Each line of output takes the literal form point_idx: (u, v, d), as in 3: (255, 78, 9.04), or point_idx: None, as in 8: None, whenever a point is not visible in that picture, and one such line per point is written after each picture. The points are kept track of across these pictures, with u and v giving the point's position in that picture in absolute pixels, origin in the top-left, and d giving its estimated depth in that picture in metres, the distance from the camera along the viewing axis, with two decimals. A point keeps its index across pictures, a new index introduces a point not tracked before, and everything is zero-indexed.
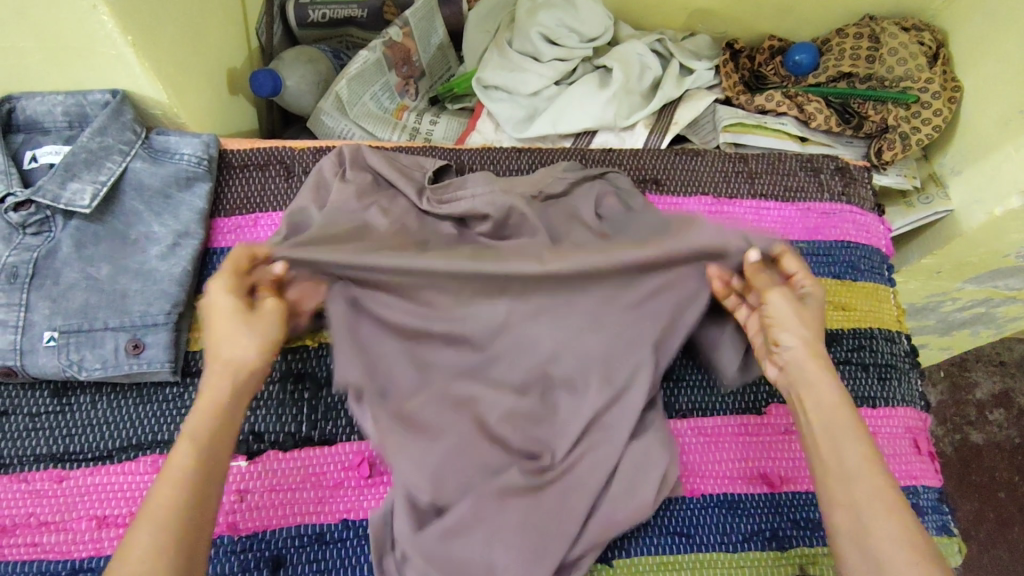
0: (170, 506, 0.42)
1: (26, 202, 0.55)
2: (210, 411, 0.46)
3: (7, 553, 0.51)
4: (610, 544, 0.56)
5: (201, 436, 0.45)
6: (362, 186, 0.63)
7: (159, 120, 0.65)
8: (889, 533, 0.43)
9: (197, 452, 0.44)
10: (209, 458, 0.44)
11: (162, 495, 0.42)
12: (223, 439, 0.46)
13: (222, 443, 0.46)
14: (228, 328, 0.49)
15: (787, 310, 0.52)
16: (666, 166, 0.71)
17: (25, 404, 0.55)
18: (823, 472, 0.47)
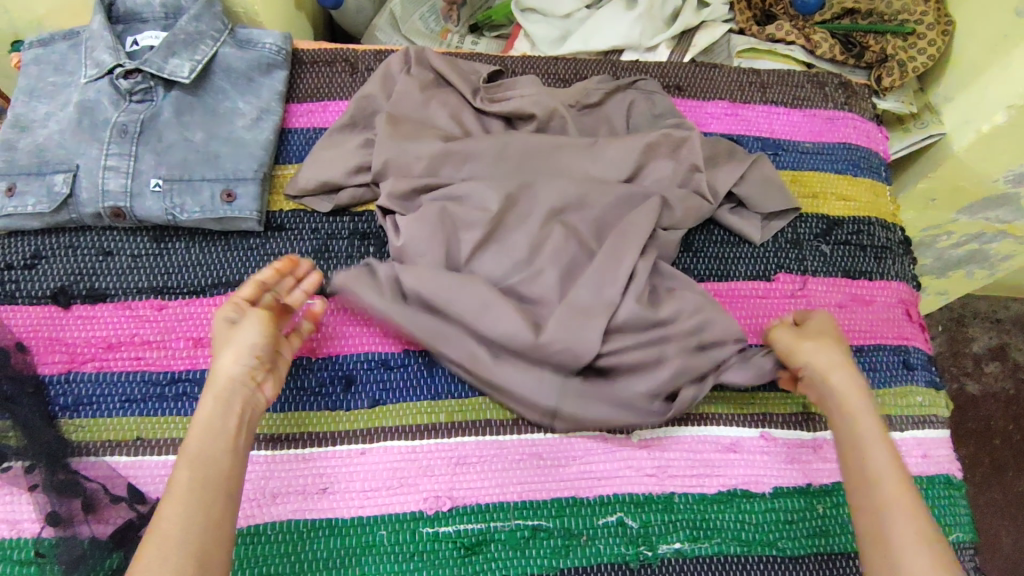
0: (177, 523, 0.44)
1: (133, 71, 0.64)
2: (201, 431, 0.49)
3: (114, 364, 0.59)
4: None
5: (199, 457, 0.48)
6: (424, 81, 0.71)
7: (242, 19, 0.75)
8: (907, 534, 0.47)
9: (194, 472, 0.47)
10: (206, 478, 0.47)
11: (168, 515, 0.45)
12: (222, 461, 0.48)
13: (214, 467, 0.48)
14: (235, 360, 0.52)
15: (816, 331, 0.58)
16: (687, 74, 0.79)
17: (127, 247, 0.63)
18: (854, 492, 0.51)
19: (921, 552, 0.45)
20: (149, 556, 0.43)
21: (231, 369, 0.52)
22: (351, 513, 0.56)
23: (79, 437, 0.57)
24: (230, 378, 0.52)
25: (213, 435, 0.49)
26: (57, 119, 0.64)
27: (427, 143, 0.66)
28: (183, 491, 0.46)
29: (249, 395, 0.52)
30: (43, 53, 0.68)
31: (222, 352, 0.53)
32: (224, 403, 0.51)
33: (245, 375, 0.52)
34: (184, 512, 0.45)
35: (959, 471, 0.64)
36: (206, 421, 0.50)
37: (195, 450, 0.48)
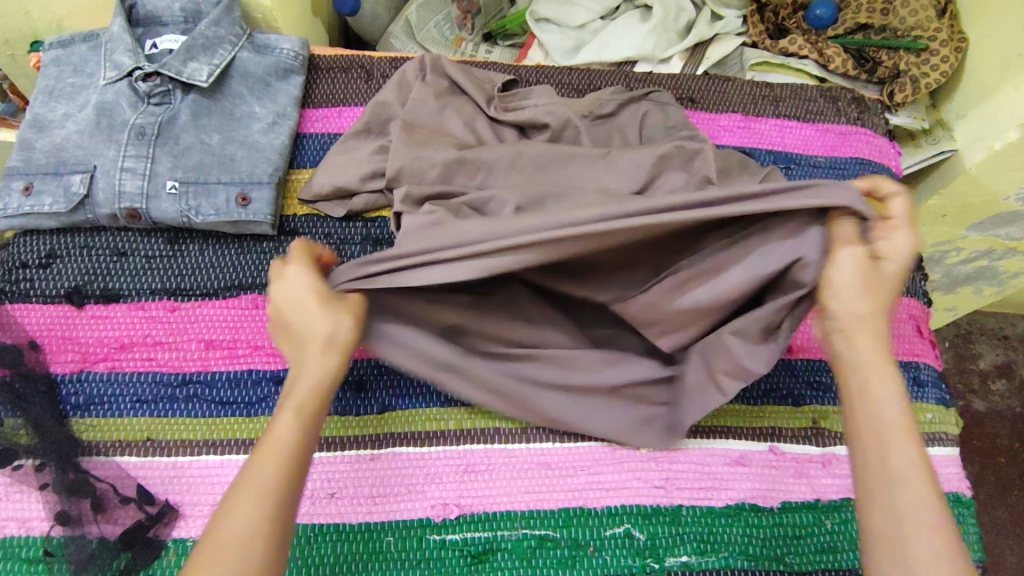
0: (268, 479, 0.44)
1: (153, 74, 0.65)
2: (313, 386, 0.48)
3: (126, 365, 0.59)
4: None
5: (298, 411, 0.47)
6: (439, 90, 0.72)
7: (261, 25, 0.76)
8: (925, 529, 0.43)
9: (295, 427, 0.47)
10: (304, 436, 0.47)
11: (259, 467, 0.45)
12: (316, 418, 0.48)
13: (312, 425, 0.48)
14: (301, 308, 0.50)
15: (885, 277, 0.49)
16: (701, 87, 0.80)
17: (142, 248, 0.64)
18: (863, 466, 0.47)
19: (936, 547, 0.42)
20: (243, 507, 0.43)
21: (303, 319, 0.50)
22: (359, 519, 0.56)
23: (89, 436, 0.57)
24: (342, 341, 0.50)
25: (314, 386, 0.48)
26: (76, 119, 0.64)
27: (441, 150, 0.66)
28: (280, 444, 0.46)
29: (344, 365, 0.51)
30: (63, 54, 0.68)
31: (318, 306, 0.50)
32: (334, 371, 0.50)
33: (336, 343, 0.49)
34: (274, 466, 0.45)
35: (969, 489, 0.64)
36: (309, 371, 0.49)
37: (297, 401, 0.48)
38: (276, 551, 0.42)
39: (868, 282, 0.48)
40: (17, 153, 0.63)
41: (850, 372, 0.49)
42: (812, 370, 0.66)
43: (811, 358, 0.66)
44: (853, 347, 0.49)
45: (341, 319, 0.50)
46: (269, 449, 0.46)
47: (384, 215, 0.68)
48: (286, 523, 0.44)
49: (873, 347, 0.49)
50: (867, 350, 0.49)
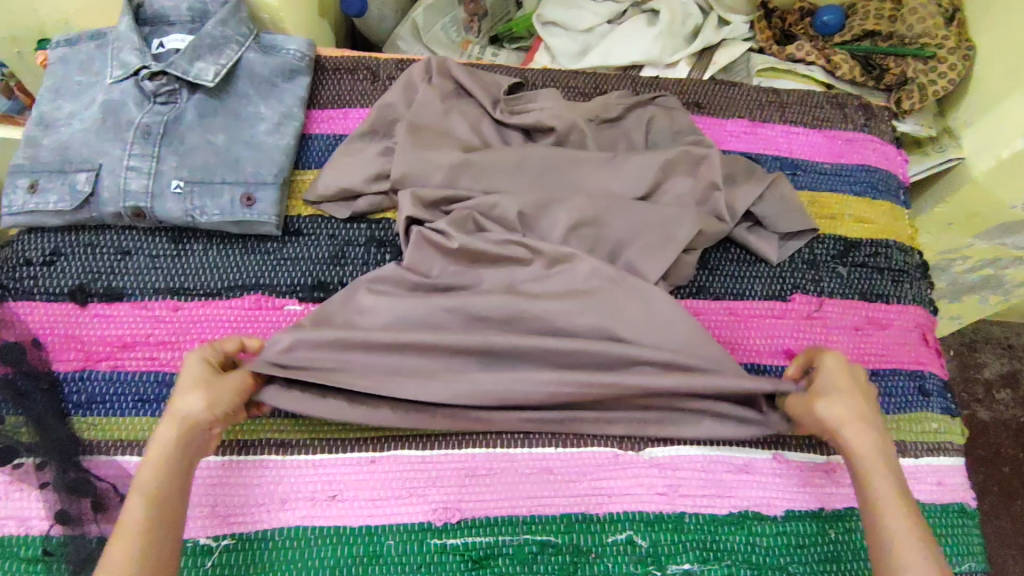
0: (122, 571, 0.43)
1: (160, 73, 0.65)
2: (163, 469, 0.48)
3: (128, 364, 0.59)
4: None
5: (151, 493, 0.47)
6: (445, 92, 0.71)
7: (268, 25, 0.76)
8: None
9: (148, 510, 0.46)
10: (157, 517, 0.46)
11: (114, 558, 0.43)
12: (174, 500, 0.48)
13: (170, 505, 0.47)
14: (187, 387, 0.51)
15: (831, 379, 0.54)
16: (708, 92, 0.80)
17: (146, 247, 0.64)
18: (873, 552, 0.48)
19: None
20: None
21: (180, 396, 0.50)
22: (358, 522, 0.56)
23: (91, 435, 0.57)
24: (199, 422, 0.50)
25: (167, 465, 0.48)
26: (82, 118, 0.64)
27: (447, 152, 0.66)
28: (133, 529, 0.45)
29: (198, 441, 0.51)
30: (70, 52, 0.68)
31: (198, 387, 0.51)
32: (179, 444, 0.49)
33: (206, 424, 0.50)
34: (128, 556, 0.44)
35: (973, 500, 0.63)
36: (159, 450, 0.48)
37: (148, 484, 0.47)
38: None
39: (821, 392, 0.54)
40: (22, 150, 0.63)
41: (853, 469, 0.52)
42: None
43: None
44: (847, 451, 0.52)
45: (193, 396, 0.50)
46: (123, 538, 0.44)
47: (390, 217, 0.68)
48: None
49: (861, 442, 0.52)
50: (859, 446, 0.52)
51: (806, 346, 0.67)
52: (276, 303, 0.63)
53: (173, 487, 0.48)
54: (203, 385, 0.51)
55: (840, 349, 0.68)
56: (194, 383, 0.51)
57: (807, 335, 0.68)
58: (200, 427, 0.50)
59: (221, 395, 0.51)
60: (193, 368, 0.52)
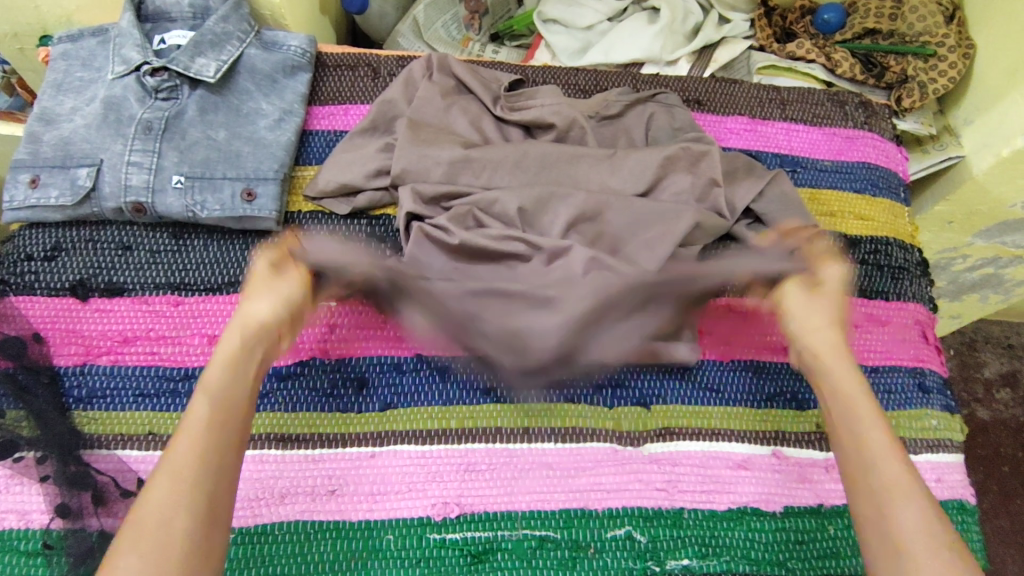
0: (188, 458, 0.44)
1: (161, 69, 0.65)
2: (227, 369, 0.49)
3: (129, 358, 0.59)
4: (649, 393, 0.63)
5: (217, 387, 0.48)
6: (446, 88, 0.71)
7: (269, 21, 0.76)
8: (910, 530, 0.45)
9: (211, 402, 0.47)
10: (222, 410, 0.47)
11: (179, 446, 0.44)
12: (239, 393, 0.49)
13: (236, 399, 0.48)
14: (259, 288, 0.54)
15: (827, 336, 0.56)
16: (708, 89, 0.80)
17: (146, 242, 0.64)
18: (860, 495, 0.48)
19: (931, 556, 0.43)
20: (159, 492, 0.42)
21: (251, 298, 0.54)
22: (357, 516, 0.56)
23: (92, 430, 0.57)
24: (264, 322, 0.52)
25: (234, 357, 0.50)
26: (83, 113, 0.65)
27: (448, 148, 0.66)
28: (200, 422, 0.46)
29: (267, 342, 0.52)
30: (71, 48, 0.68)
31: (269, 284, 0.54)
32: (248, 341, 0.51)
33: (273, 326, 0.53)
34: (194, 444, 0.44)
35: (972, 496, 0.63)
36: (223, 349, 0.51)
37: (212, 372, 0.49)
38: (188, 538, 0.41)
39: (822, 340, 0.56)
40: (24, 146, 0.63)
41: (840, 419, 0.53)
42: None
43: None
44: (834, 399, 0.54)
45: (263, 299, 0.53)
46: (190, 430, 0.45)
47: (389, 214, 0.68)
48: (213, 505, 0.43)
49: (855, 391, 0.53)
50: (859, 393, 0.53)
51: None
52: None
53: (241, 397, 0.48)
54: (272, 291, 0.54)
55: None
56: (263, 274, 0.55)
57: None
58: (267, 331, 0.52)
59: (288, 290, 0.54)
60: (265, 268, 0.55)
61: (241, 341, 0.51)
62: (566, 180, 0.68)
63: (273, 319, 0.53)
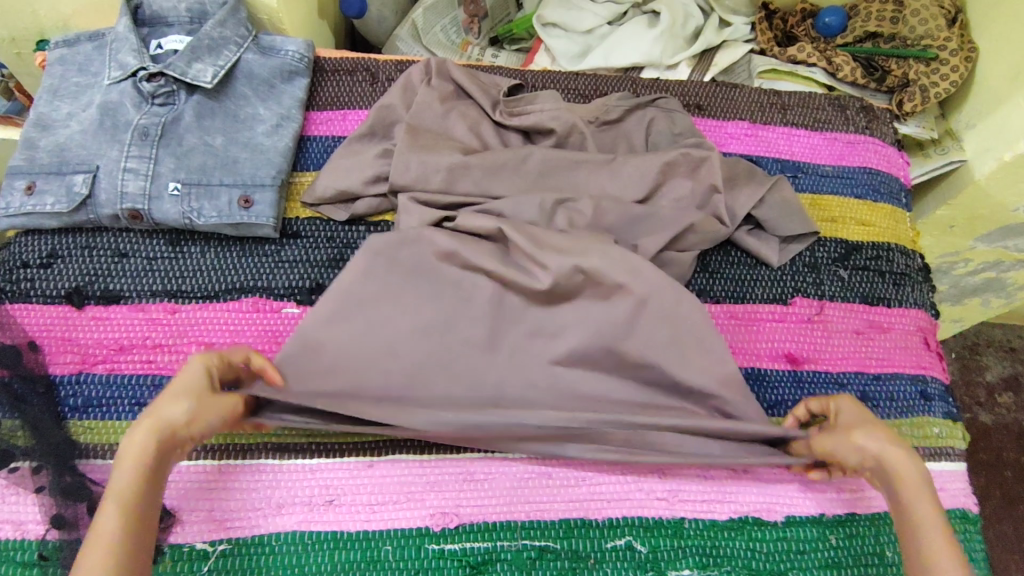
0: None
1: (157, 75, 0.65)
2: (142, 475, 0.48)
3: (125, 367, 0.59)
4: None
5: (129, 499, 0.47)
6: (444, 93, 0.71)
7: (267, 26, 0.75)
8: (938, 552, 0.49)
9: (123, 517, 0.46)
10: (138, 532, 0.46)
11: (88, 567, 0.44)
12: (151, 497, 0.48)
13: (148, 502, 0.48)
14: (178, 392, 0.51)
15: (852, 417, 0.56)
16: (708, 94, 0.79)
17: (143, 249, 0.63)
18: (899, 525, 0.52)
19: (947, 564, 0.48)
20: None
21: (170, 400, 0.51)
22: (355, 526, 0.56)
23: (87, 439, 0.56)
24: (187, 432, 0.51)
25: (152, 466, 0.49)
26: (80, 119, 0.64)
27: (446, 154, 0.66)
28: (111, 535, 0.45)
29: (179, 446, 0.51)
30: (68, 53, 0.68)
31: (194, 400, 0.51)
32: (162, 449, 0.50)
33: (190, 431, 0.51)
34: (102, 560, 0.44)
35: (975, 505, 0.63)
36: (138, 459, 0.48)
37: (127, 483, 0.47)
38: None
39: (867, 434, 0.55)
40: (20, 152, 0.63)
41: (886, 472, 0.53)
42: (817, 382, 0.66)
43: (816, 369, 0.66)
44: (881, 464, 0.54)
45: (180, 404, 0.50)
46: (98, 543, 0.45)
47: (387, 219, 0.67)
48: None
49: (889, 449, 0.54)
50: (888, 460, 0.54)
51: (807, 350, 0.67)
52: (273, 306, 0.62)
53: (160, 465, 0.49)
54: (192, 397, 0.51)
55: (841, 353, 0.67)
56: (192, 387, 0.51)
57: (808, 339, 0.67)
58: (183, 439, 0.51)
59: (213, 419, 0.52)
60: (201, 382, 0.52)
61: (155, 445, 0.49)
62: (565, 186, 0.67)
63: (188, 427, 0.51)
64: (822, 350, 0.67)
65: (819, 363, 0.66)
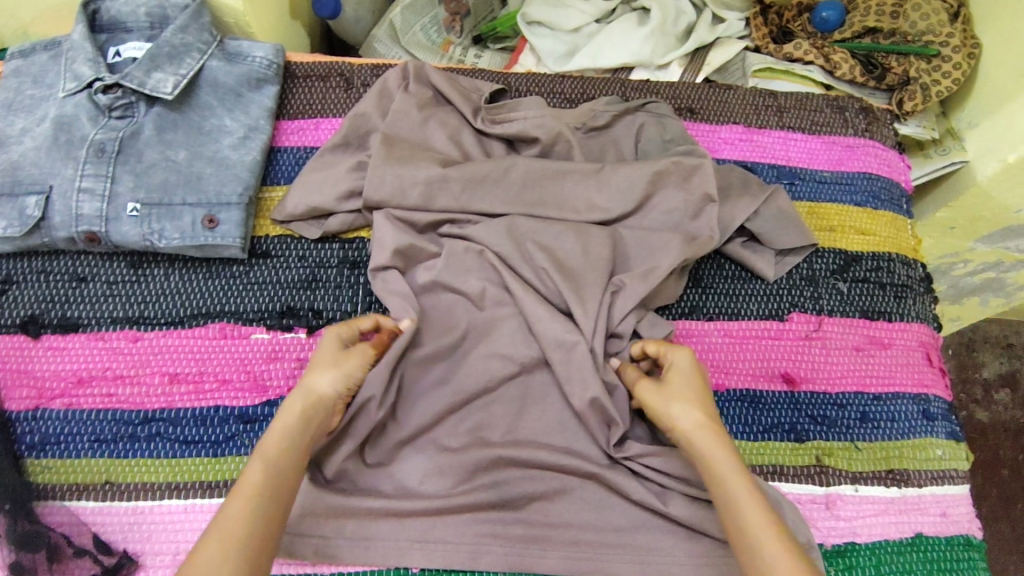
0: (239, 523, 0.42)
1: (114, 86, 0.61)
2: (283, 432, 0.47)
3: (83, 401, 0.56)
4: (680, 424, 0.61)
5: (270, 453, 0.46)
6: (423, 100, 0.67)
7: (233, 30, 0.71)
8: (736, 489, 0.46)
9: (266, 474, 0.45)
10: (275, 486, 0.44)
11: (231, 511, 0.42)
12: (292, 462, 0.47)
13: (290, 460, 0.46)
14: (325, 360, 0.52)
15: (678, 373, 0.53)
16: (701, 96, 0.75)
17: (102, 273, 0.60)
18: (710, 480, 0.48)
19: (745, 497, 0.45)
20: (205, 562, 0.39)
21: (317, 366, 0.52)
22: (330, 569, 0.54)
23: (45, 479, 0.53)
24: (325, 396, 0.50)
25: (298, 425, 0.48)
26: (33, 135, 0.60)
27: (424, 167, 0.62)
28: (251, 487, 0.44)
29: (324, 417, 0.50)
30: (23, 64, 0.64)
31: (341, 357, 0.52)
32: (308, 410, 0.49)
33: (331, 399, 0.51)
34: (252, 507, 0.43)
35: (979, 530, 0.60)
36: (284, 415, 0.48)
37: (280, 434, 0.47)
38: None
39: (671, 387, 0.52)
40: None
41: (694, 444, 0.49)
42: (815, 403, 0.63)
43: (813, 389, 0.63)
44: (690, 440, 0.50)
45: (327, 372, 0.51)
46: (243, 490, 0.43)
47: (363, 235, 0.64)
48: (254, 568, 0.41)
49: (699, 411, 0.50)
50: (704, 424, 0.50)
51: (804, 369, 0.64)
52: (242, 332, 0.59)
53: (312, 434, 0.49)
54: (334, 362, 0.52)
55: (839, 372, 0.64)
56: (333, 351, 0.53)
57: (805, 357, 0.64)
58: (324, 403, 0.50)
59: (353, 374, 0.52)
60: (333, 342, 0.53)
61: (304, 406, 0.49)
62: (554, 201, 0.63)
63: (334, 393, 0.51)
64: (819, 369, 0.64)
65: (816, 383, 0.63)
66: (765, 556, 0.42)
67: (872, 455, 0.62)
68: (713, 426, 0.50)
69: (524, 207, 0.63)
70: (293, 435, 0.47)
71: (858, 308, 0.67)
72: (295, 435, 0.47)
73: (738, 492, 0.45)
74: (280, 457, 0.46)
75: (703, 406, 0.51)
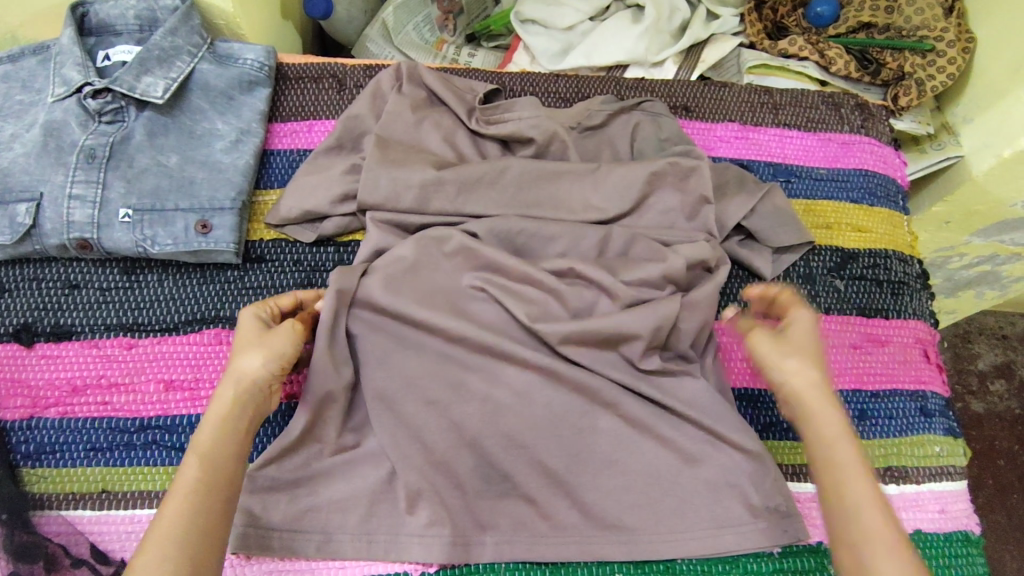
0: (179, 518, 0.43)
1: (103, 90, 0.60)
2: (215, 423, 0.48)
3: (78, 409, 0.55)
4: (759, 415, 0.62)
5: (204, 447, 0.46)
6: (417, 101, 0.67)
7: (224, 32, 0.70)
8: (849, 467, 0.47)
9: (203, 467, 0.45)
10: (213, 475, 0.45)
11: (169, 508, 0.43)
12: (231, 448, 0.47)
13: (226, 447, 0.47)
14: (247, 342, 0.52)
15: (800, 336, 0.54)
16: (697, 94, 0.75)
17: (95, 279, 0.59)
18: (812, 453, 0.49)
19: (858, 475, 0.47)
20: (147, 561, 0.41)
21: (239, 352, 0.51)
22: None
23: (41, 489, 0.53)
24: (255, 377, 0.50)
25: (232, 413, 0.49)
26: (22, 140, 0.59)
27: (418, 169, 0.61)
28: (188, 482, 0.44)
29: (260, 398, 0.51)
30: (11, 69, 0.63)
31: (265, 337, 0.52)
32: (239, 394, 0.49)
33: (265, 381, 0.51)
34: (188, 502, 0.43)
35: (977, 526, 0.60)
36: (216, 405, 0.49)
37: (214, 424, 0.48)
38: None
39: (794, 343, 0.53)
40: None
41: (802, 412, 0.51)
42: None
43: None
44: (801, 406, 0.51)
45: (251, 353, 0.51)
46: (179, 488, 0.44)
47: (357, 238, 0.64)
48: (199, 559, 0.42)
49: (810, 384, 0.51)
50: (815, 394, 0.51)
51: None
52: None
53: (249, 418, 0.49)
54: (260, 340, 0.52)
55: (838, 370, 0.64)
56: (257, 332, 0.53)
57: None
58: (257, 384, 0.50)
59: (282, 351, 0.52)
60: (254, 322, 0.53)
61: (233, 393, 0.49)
62: (550, 203, 0.63)
63: (267, 373, 0.51)
64: None
65: None
66: (864, 522, 0.45)
67: (871, 452, 0.62)
68: (825, 393, 0.51)
69: (519, 208, 0.63)
70: (228, 421, 0.48)
71: (856, 305, 0.67)
72: (229, 423, 0.48)
73: (849, 468, 0.47)
74: (220, 446, 0.47)
75: (821, 376, 0.52)
